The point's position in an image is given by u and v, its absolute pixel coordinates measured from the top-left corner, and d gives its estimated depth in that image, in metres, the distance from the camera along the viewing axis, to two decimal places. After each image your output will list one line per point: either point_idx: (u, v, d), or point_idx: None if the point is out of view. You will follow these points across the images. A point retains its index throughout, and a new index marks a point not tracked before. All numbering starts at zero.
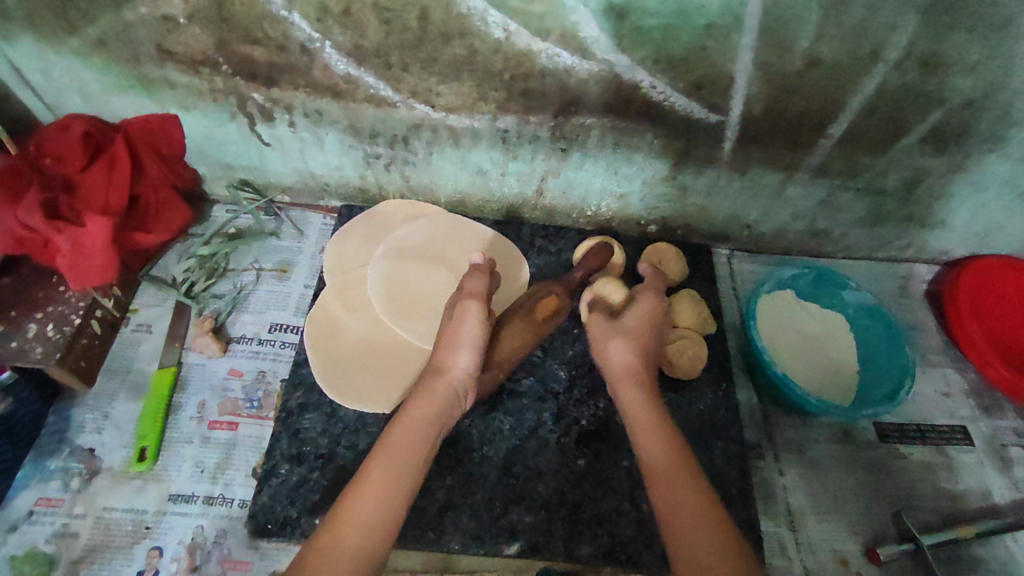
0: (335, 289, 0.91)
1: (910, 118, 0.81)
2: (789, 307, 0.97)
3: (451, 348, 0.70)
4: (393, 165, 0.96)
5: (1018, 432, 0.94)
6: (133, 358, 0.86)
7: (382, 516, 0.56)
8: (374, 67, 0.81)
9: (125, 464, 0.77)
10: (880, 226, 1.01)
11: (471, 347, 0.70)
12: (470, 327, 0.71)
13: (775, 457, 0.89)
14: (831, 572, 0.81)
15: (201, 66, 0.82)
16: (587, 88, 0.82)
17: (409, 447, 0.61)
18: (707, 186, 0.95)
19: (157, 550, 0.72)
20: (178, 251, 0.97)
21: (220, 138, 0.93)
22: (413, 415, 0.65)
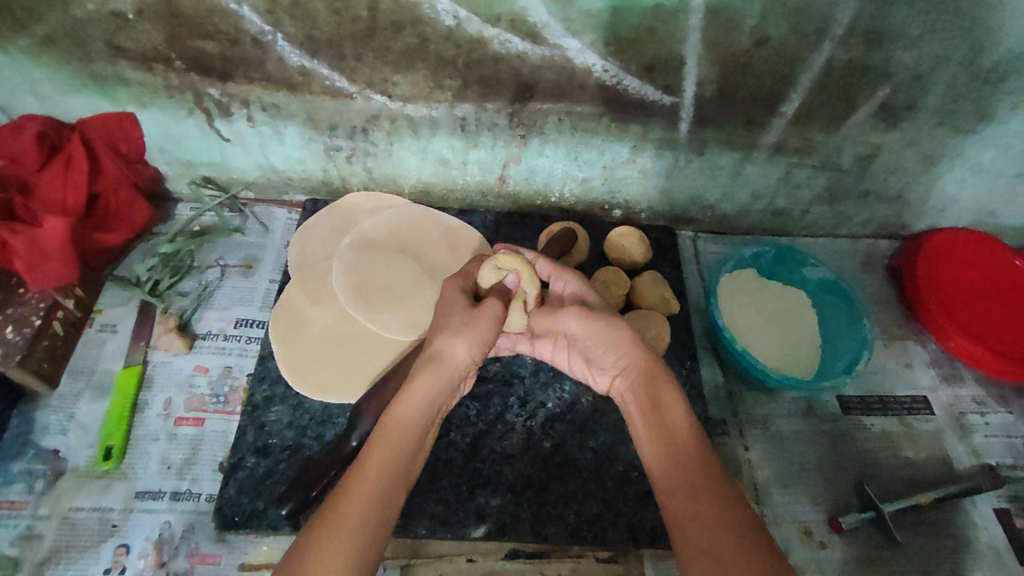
0: (301, 281, 0.91)
1: (860, 92, 0.85)
2: (751, 285, 0.98)
3: (459, 341, 0.66)
4: (355, 157, 0.96)
5: (976, 399, 0.97)
6: (98, 358, 0.86)
7: (381, 519, 0.56)
8: (327, 58, 0.80)
9: (90, 463, 0.78)
10: (838, 202, 1.03)
11: (479, 341, 0.67)
12: (484, 322, 0.67)
13: (740, 433, 0.90)
14: (796, 543, 0.82)
15: (154, 63, 0.81)
16: (541, 74, 0.82)
17: (405, 443, 0.61)
18: (667, 168, 0.96)
19: (124, 548, 0.73)
20: (142, 250, 0.96)
21: (179, 135, 0.92)
22: (409, 406, 0.63)
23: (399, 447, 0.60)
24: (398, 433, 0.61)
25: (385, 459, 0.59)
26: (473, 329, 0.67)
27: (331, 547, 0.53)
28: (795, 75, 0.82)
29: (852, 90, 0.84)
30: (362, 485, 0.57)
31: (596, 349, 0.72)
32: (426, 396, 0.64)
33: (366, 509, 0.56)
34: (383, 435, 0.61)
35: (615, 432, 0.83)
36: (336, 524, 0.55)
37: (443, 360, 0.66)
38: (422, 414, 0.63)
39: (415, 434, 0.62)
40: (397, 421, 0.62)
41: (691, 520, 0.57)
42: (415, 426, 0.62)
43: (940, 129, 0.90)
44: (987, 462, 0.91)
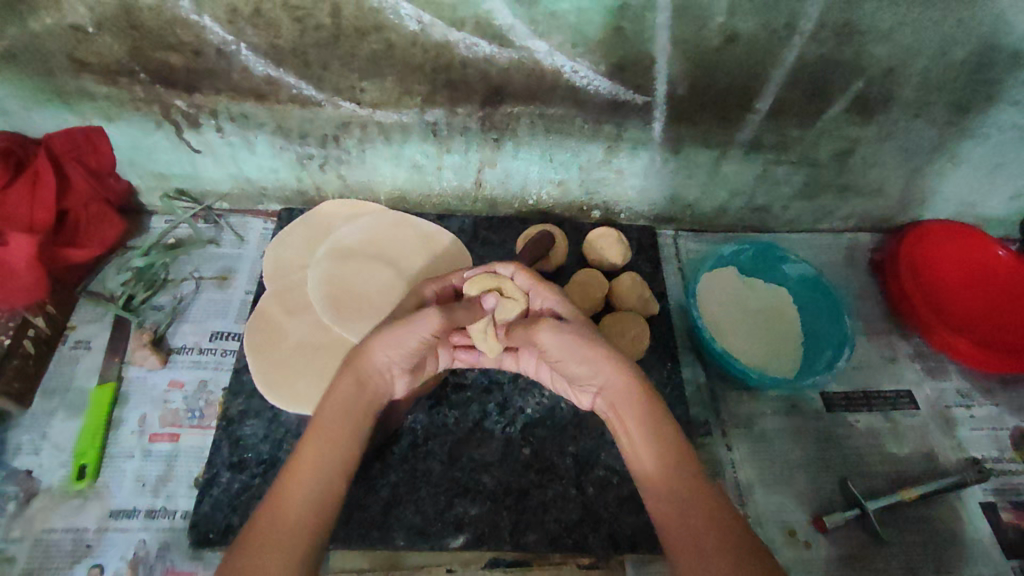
0: (275, 292, 0.90)
1: (833, 87, 0.84)
2: (731, 283, 0.98)
3: (384, 343, 0.66)
4: (328, 165, 0.95)
5: (961, 392, 0.96)
6: (72, 376, 0.85)
7: (316, 510, 0.59)
8: (293, 66, 0.79)
9: (63, 483, 0.77)
10: (818, 197, 1.03)
11: (397, 345, 0.66)
12: (411, 333, 0.66)
13: (723, 433, 0.89)
14: (780, 544, 0.82)
15: (119, 76, 0.80)
16: (510, 77, 0.81)
17: (336, 436, 0.63)
18: (644, 168, 0.95)
19: (98, 568, 0.72)
20: (115, 264, 0.95)
21: (149, 147, 0.91)
22: (332, 410, 0.64)
23: (332, 440, 0.62)
24: (327, 428, 0.63)
25: (315, 452, 0.61)
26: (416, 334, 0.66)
27: (268, 540, 0.56)
28: (767, 71, 0.81)
29: (826, 84, 0.83)
30: (298, 478, 0.60)
31: (574, 365, 0.68)
32: (350, 393, 0.65)
33: (301, 504, 0.58)
34: (316, 432, 0.63)
35: (595, 436, 0.82)
36: (275, 518, 0.57)
37: (364, 359, 0.66)
38: (349, 408, 0.65)
39: (344, 428, 0.64)
40: (331, 414, 0.64)
41: (684, 544, 0.58)
42: (345, 419, 0.64)
43: (917, 121, 0.89)
44: (972, 455, 0.91)
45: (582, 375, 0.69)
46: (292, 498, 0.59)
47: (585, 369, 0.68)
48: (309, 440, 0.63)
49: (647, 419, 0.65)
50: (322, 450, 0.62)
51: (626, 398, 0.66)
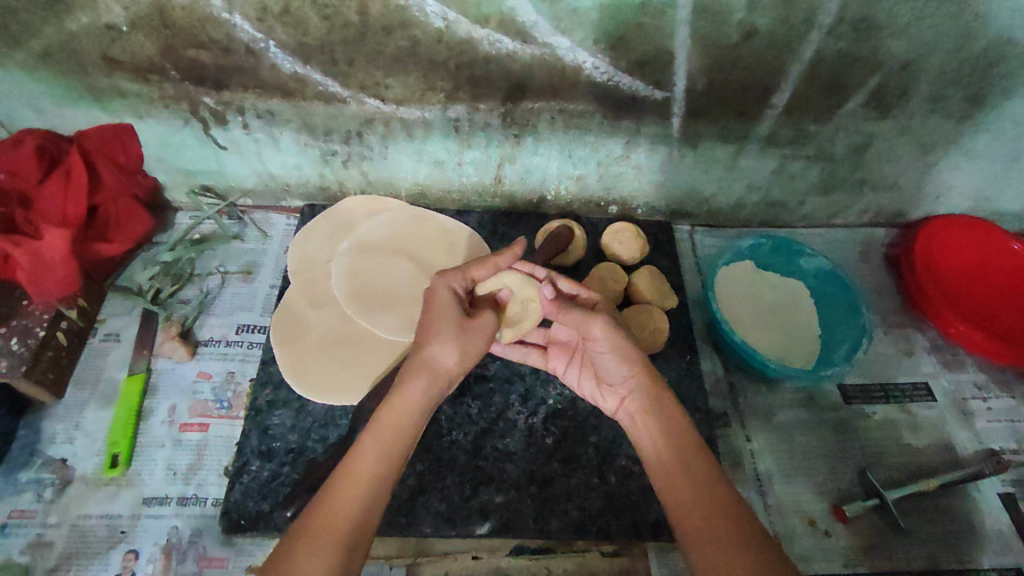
0: (300, 286, 0.91)
1: (850, 82, 0.85)
2: (747, 276, 0.99)
3: (443, 339, 0.68)
4: (351, 161, 0.96)
5: (978, 384, 0.97)
6: (102, 367, 0.87)
7: (369, 517, 0.58)
8: (320, 64, 0.81)
9: (97, 471, 0.79)
10: (834, 192, 1.04)
11: (461, 347, 0.69)
12: (478, 332, 0.70)
13: (741, 424, 0.90)
14: (800, 534, 0.83)
15: (150, 74, 0.82)
16: (531, 73, 0.82)
17: (396, 440, 0.63)
18: (661, 163, 0.97)
19: (133, 553, 0.73)
20: (143, 259, 0.97)
21: (176, 144, 0.93)
22: (392, 416, 0.64)
23: (391, 447, 0.62)
24: (393, 432, 0.63)
25: (377, 457, 0.61)
26: (466, 332, 0.69)
27: (318, 541, 0.55)
28: (785, 66, 0.83)
29: (843, 79, 0.85)
30: (355, 479, 0.59)
31: (611, 361, 0.71)
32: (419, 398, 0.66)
33: (354, 509, 0.58)
34: (372, 430, 0.63)
35: (616, 426, 0.83)
36: (328, 521, 0.56)
37: (431, 362, 0.68)
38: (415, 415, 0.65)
39: (404, 438, 0.63)
40: (390, 420, 0.64)
41: (709, 549, 0.56)
42: (405, 426, 0.64)
43: (933, 116, 0.90)
44: (990, 447, 0.91)
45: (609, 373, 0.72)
46: (346, 502, 0.58)
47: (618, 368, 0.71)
48: (368, 442, 0.62)
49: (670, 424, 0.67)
50: (384, 452, 0.61)
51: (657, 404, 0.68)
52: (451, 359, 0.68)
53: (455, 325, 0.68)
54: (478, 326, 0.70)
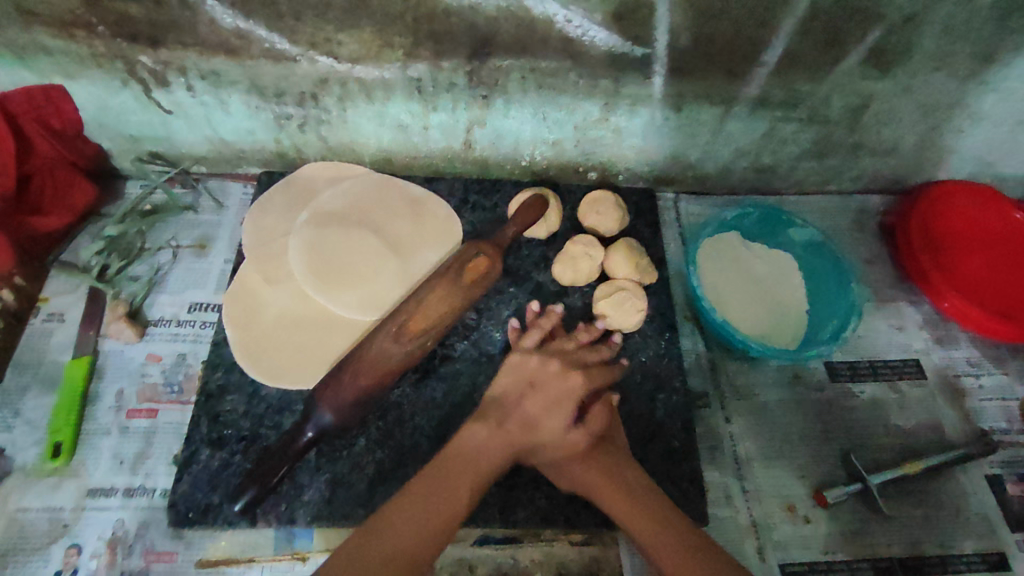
0: (255, 262, 0.85)
1: (848, 37, 0.78)
2: (733, 249, 0.93)
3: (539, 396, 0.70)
4: (308, 125, 0.89)
5: (971, 361, 0.93)
6: (45, 350, 0.82)
7: (418, 548, 0.61)
8: (264, 18, 0.73)
9: (39, 461, 0.75)
10: (827, 157, 0.97)
11: (550, 407, 0.70)
12: (570, 387, 0.71)
13: (721, 405, 0.86)
14: (778, 520, 0.79)
15: (75, 29, 0.75)
16: (497, 27, 0.75)
17: (461, 473, 0.66)
18: (643, 127, 0.90)
19: (76, 548, 0.70)
20: (89, 233, 0.90)
21: (117, 108, 0.86)
22: (468, 448, 0.67)
23: (452, 481, 0.65)
24: (459, 470, 0.66)
25: (440, 487, 0.64)
26: (555, 414, 0.69)
27: (373, 559, 0.59)
28: (777, 19, 0.75)
29: (840, 34, 0.77)
30: (415, 512, 0.62)
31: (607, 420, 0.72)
32: (488, 443, 0.68)
33: (415, 531, 0.61)
34: (446, 456, 0.67)
35: None
36: (386, 541, 0.60)
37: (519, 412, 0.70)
38: (485, 455, 0.67)
39: (464, 476, 0.65)
40: (458, 460, 0.66)
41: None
42: (474, 460, 0.67)
43: (936, 75, 0.83)
44: (979, 427, 0.87)
45: (595, 425, 0.69)
46: (401, 536, 0.61)
47: (586, 436, 0.69)
48: (433, 477, 0.65)
49: (629, 485, 0.68)
50: (446, 481, 0.65)
51: (620, 466, 0.70)
52: (563, 424, 0.69)
53: (557, 397, 0.70)
54: (568, 386, 0.71)
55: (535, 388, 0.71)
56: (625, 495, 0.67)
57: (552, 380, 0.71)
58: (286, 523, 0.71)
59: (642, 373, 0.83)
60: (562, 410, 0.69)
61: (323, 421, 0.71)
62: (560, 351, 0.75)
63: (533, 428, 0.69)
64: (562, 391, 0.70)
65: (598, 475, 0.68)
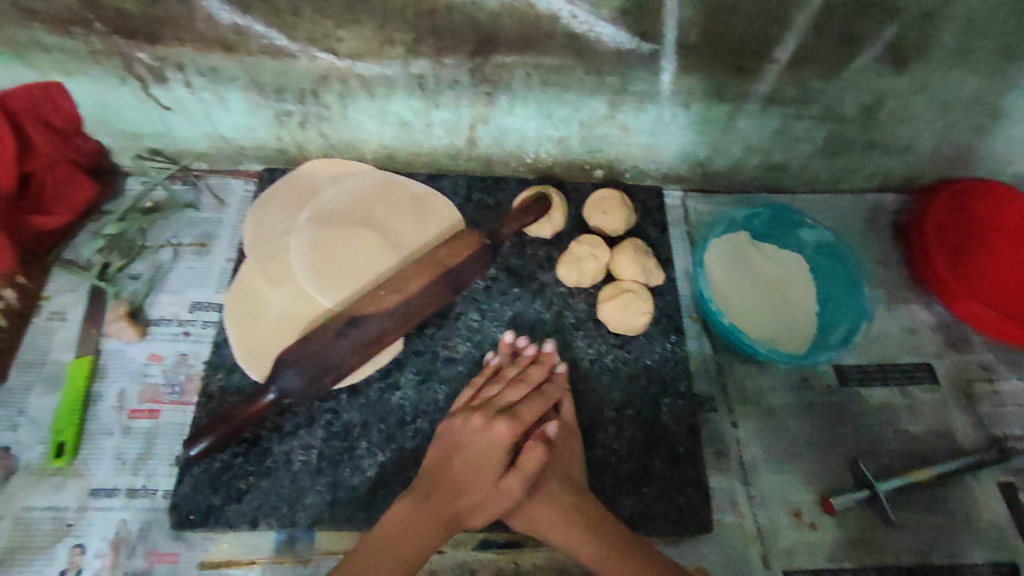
0: (257, 262, 0.84)
1: (864, 32, 0.75)
2: (742, 250, 0.91)
3: (465, 450, 0.69)
4: (308, 122, 0.88)
5: (985, 365, 0.91)
6: (47, 348, 0.82)
7: None
8: (262, 14, 0.72)
9: (42, 460, 0.75)
10: (840, 155, 0.95)
11: (475, 464, 0.68)
12: (490, 434, 0.69)
13: (728, 409, 0.85)
14: (784, 526, 0.78)
15: (71, 26, 0.73)
16: (501, 23, 0.73)
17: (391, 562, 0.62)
18: (651, 124, 0.88)
19: (80, 548, 0.70)
20: (91, 230, 0.90)
21: (116, 105, 0.85)
22: (392, 526, 0.64)
23: (375, 574, 0.61)
24: (385, 556, 0.62)
25: (364, 574, 0.61)
26: (490, 466, 0.67)
27: None
28: (791, 14, 0.73)
29: (856, 29, 0.75)
30: None
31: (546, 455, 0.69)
32: (410, 516, 0.65)
33: None
34: (365, 547, 0.63)
35: (591, 415, 0.79)
36: None
37: (444, 478, 0.68)
38: (413, 535, 0.64)
39: (388, 563, 0.62)
40: (382, 546, 0.63)
41: None
42: (401, 538, 0.64)
43: (956, 71, 0.80)
44: (993, 432, 0.86)
45: (530, 465, 0.67)
46: None
47: (522, 483, 0.66)
48: (350, 570, 0.61)
49: (592, 530, 0.66)
50: (368, 567, 0.61)
51: (574, 506, 0.68)
52: (494, 478, 0.67)
53: (484, 452, 0.68)
54: (493, 438, 0.69)
55: (459, 449, 0.69)
56: (586, 544, 0.66)
57: (475, 438, 0.69)
58: (287, 526, 0.71)
59: (648, 376, 0.82)
60: (490, 467, 0.67)
61: (285, 382, 0.71)
62: (485, 401, 0.73)
63: (463, 491, 0.67)
64: (484, 447, 0.68)
65: (548, 512, 0.67)
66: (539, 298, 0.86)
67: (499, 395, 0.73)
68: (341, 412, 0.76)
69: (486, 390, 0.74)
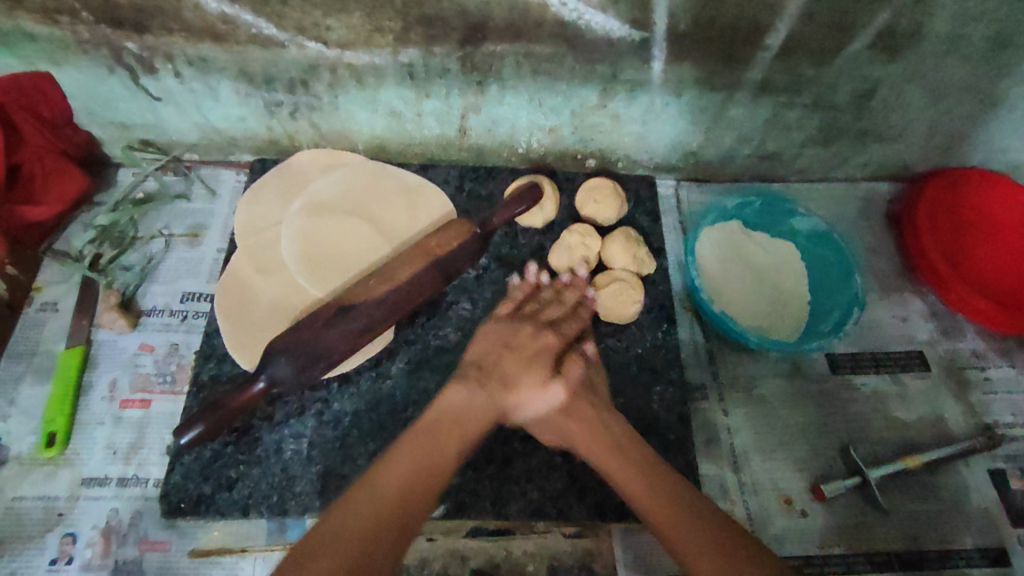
0: (248, 252, 0.84)
1: (855, 19, 0.75)
2: (734, 239, 0.91)
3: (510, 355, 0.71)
4: (299, 112, 0.87)
5: (977, 353, 0.91)
6: (38, 339, 0.82)
7: (397, 514, 0.56)
8: (250, 2, 0.71)
9: (33, 450, 0.75)
10: (833, 144, 0.95)
11: (524, 364, 0.70)
12: (542, 340, 0.72)
13: (719, 397, 0.85)
14: (775, 513, 0.78)
15: (59, 15, 0.73)
16: (490, 11, 0.73)
17: (432, 449, 0.62)
18: (643, 113, 0.88)
19: (71, 537, 0.70)
20: (82, 221, 0.90)
21: (105, 95, 0.85)
22: (441, 418, 0.65)
23: (422, 453, 0.61)
24: (431, 444, 0.63)
25: (414, 454, 0.61)
26: (537, 370, 0.70)
27: (347, 529, 0.53)
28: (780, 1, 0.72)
29: (847, 16, 0.74)
30: (386, 483, 0.58)
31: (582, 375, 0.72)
32: (459, 409, 0.66)
33: (391, 499, 0.57)
34: (413, 435, 0.63)
35: None
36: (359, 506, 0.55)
37: (491, 379, 0.69)
38: (456, 435, 0.64)
39: (432, 450, 0.62)
40: (430, 437, 0.63)
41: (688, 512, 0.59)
42: (447, 433, 0.64)
43: (947, 58, 0.80)
44: (984, 420, 0.86)
45: (573, 375, 0.71)
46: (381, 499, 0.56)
47: (568, 386, 0.69)
48: (400, 449, 0.61)
49: (620, 442, 0.66)
50: (416, 449, 0.62)
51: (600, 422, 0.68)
52: (542, 378, 0.69)
53: (532, 355, 0.71)
54: (540, 344, 0.72)
55: (510, 348, 0.71)
56: (613, 454, 0.65)
57: (525, 342, 0.72)
58: (277, 514, 0.71)
59: (639, 365, 0.82)
60: (541, 365, 0.70)
61: (275, 370, 0.71)
62: (530, 313, 0.76)
63: (512, 387, 0.69)
64: (537, 350, 0.71)
65: (580, 424, 0.68)
66: None
67: (542, 311, 0.76)
68: (331, 401, 0.76)
69: (529, 305, 0.77)
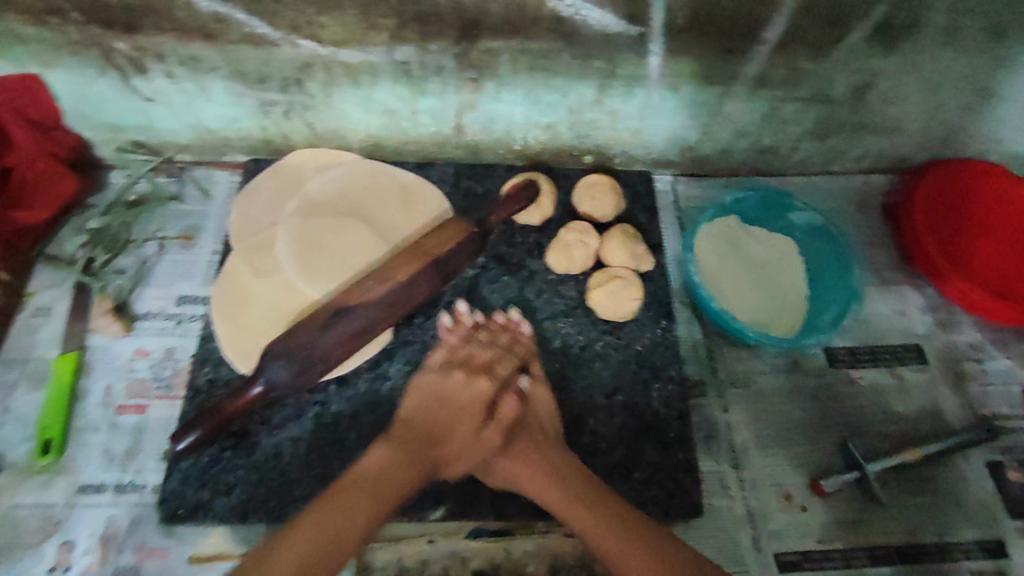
0: (244, 254, 0.84)
1: (853, 12, 0.74)
2: (731, 234, 0.91)
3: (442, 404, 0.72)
4: (293, 111, 0.86)
5: (974, 345, 0.91)
6: (32, 345, 0.81)
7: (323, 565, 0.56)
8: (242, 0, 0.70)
9: (28, 458, 0.74)
10: (830, 137, 0.94)
11: (452, 413, 0.72)
12: (471, 387, 0.73)
13: (719, 393, 0.85)
14: (774, 508, 0.79)
15: (47, 15, 0.72)
16: (486, 7, 0.72)
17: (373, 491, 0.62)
18: (640, 108, 0.87)
19: (68, 545, 0.70)
20: (73, 225, 0.88)
21: (96, 97, 0.83)
22: (375, 464, 0.65)
23: (357, 501, 0.61)
24: (368, 491, 0.62)
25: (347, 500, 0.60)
26: (467, 419, 0.72)
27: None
28: None
29: (845, 9, 0.74)
30: (316, 531, 0.57)
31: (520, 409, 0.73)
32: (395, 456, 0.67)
33: (320, 550, 0.56)
34: (351, 478, 0.63)
35: (581, 404, 0.79)
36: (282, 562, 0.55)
37: (422, 429, 0.71)
38: (395, 476, 0.65)
39: (370, 496, 0.62)
40: (366, 481, 0.63)
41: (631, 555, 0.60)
42: (383, 473, 0.64)
43: (946, 50, 0.79)
44: (982, 413, 0.86)
45: (507, 415, 0.72)
46: (304, 550, 0.56)
47: (499, 432, 0.71)
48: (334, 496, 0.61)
49: (567, 474, 0.67)
50: (350, 497, 0.61)
51: (549, 453, 0.70)
52: (473, 427, 0.71)
53: (458, 409, 0.72)
54: (470, 393, 0.73)
55: (441, 403, 0.73)
56: (561, 489, 0.66)
57: (455, 393, 0.73)
58: (276, 519, 0.70)
59: (638, 362, 0.82)
60: (470, 417, 0.72)
61: (272, 374, 0.69)
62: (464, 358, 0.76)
63: (440, 443, 0.70)
64: (469, 401, 0.73)
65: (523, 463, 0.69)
66: (528, 286, 0.86)
67: (474, 353, 0.76)
68: (330, 403, 0.76)
69: (462, 350, 0.77)
